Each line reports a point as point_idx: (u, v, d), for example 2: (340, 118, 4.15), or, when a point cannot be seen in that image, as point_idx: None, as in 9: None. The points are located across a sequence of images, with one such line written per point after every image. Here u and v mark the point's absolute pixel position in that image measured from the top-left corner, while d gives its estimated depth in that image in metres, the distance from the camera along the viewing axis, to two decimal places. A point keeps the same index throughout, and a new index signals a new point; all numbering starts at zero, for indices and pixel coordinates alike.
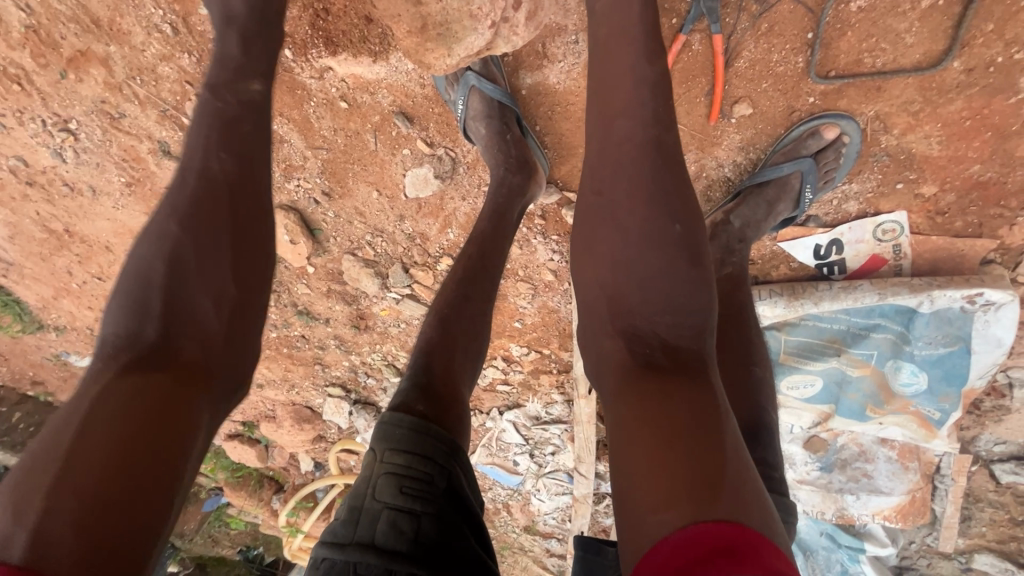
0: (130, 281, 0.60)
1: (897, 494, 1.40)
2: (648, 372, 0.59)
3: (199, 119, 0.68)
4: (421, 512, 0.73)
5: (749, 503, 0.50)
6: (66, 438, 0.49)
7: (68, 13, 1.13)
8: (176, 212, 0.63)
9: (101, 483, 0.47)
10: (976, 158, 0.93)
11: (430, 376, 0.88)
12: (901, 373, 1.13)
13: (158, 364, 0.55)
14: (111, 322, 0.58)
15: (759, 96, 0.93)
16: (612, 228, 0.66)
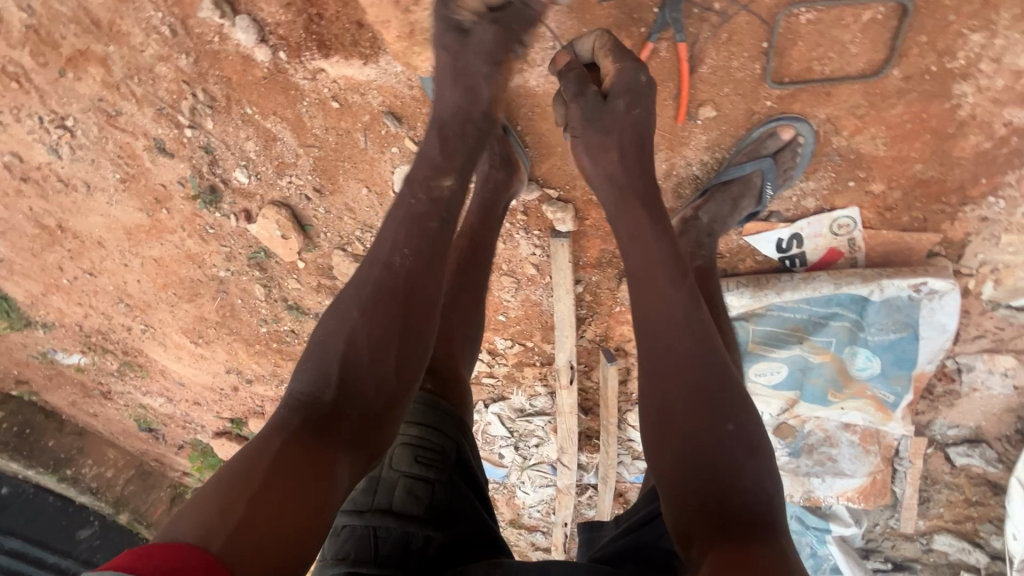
0: (313, 357, 0.69)
1: (860, 476, 1.49)
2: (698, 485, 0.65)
3: (396, 218, 0.79)
4: (433, 479, 0.79)
5: None
6: (254, 470, 0.57)
7: (69, 14, 1.19)
8: (360, 303, 0.72)
9: (274, 531, 0.54)
10: (918, 158, 1.02)
11: (432, 358, 0.93)
12: (858, 358, 1.22)
13: (324, 432, 0.63)
14: (300, 379, 0.68)
15: (721, 100, 1.01)
16: (654, 357, 0.73)
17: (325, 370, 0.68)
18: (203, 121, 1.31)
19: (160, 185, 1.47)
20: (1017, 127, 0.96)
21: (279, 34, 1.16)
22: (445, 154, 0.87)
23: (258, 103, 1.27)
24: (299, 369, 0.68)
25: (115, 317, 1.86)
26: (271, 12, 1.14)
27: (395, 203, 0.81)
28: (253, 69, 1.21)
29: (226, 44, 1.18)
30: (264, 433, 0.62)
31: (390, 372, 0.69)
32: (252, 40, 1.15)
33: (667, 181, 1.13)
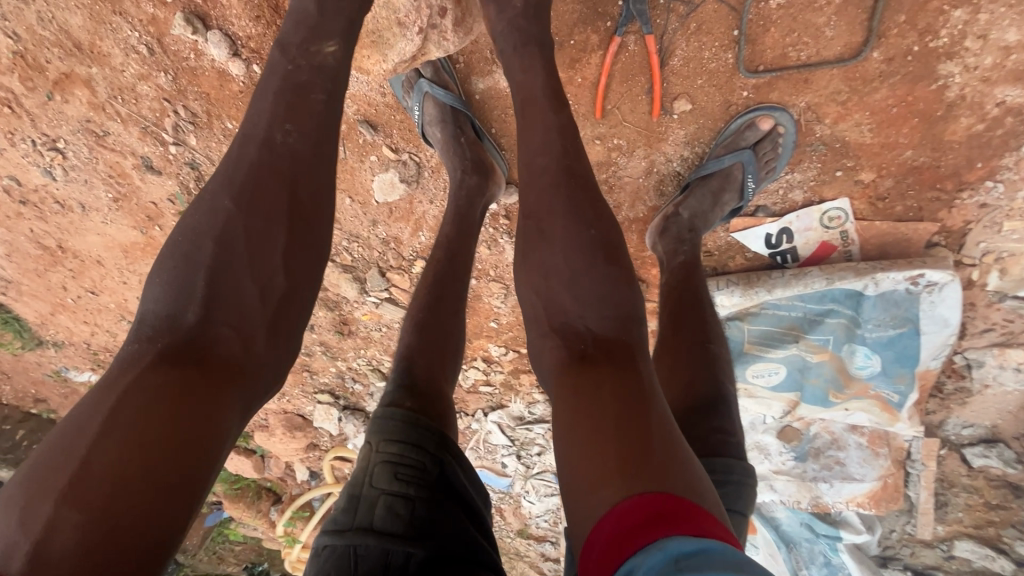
0: (176, 251, 0.61)
1: (870, 480, 1.41)
2: (581, 370, 0.61)
3: (271, 88, 0.68)
4: (415, 496, 0.76)
5: (670, 471, 0.53)
6: (80, 438, 0.48)
7: (52, 38, 1.19)
8: (231, 186, 0.63)
9: (115, 493, 0.46)
10: (908, 144, 0.97)
11: (413, 376, 0.91)
12: (857, 356, 1.16)
13: (191, 356, 0.55)
14: (154, 295, 0.58)
15: (696, 92, 0.98)
16: (541, 250, 0.69)
17: (187, 262, 0.59)
18: (186, 138, 1.33)
19: (151, 203, 1.49)
20: (1011, 107, 0.90)
21: (251, 47, 1.16)
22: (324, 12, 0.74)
23: (237, 117, 1.27)
24: (157, 271, 0.59)
25: (119, 334, 1.90)
26: (242, 25, 1.13)
27: (267, 70, 0.69)
28: (229, 83, 1.21)
29: (202, 60, 1.19)
30: (114, 367, 0.54)
31: (276, 260, 0.62)
32: (226, 54, 1.16)
33: (648, 179, 1.09)
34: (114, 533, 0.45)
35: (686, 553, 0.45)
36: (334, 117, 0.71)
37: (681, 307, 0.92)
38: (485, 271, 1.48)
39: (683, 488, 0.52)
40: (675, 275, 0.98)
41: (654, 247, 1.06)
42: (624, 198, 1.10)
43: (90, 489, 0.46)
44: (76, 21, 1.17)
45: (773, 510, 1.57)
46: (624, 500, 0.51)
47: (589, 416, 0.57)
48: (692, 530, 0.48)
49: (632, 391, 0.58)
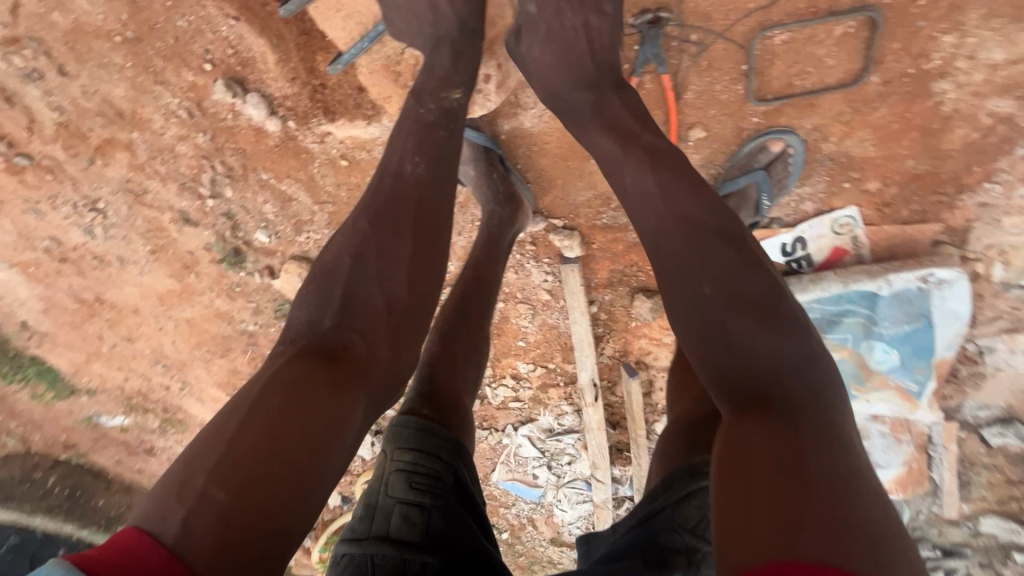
0: (321, 269, 0.68)
1: (895, 466, 1.50)
2: (747, 411, 0.56)
3: (404, 127, 0.77)
4: (430, 505, 0.81)
5: (852, 545, 0.45)
6: (231, 421, 0.54)
7: (95, 109, 1.26)
8: (367, 211, 0.71)
9: (252, 478, 0.51)
10: (909, 154, 1.05)
11: (433, 386, 0.96)
12: (875, 351, 1.23)
13: (328, 356, 0.60)
14: (303, 305, 0.66)
15: (710, 121, 1.06)
16: (680, 293, 0.65)
17: (327, 278, 0.67)
18: (223, 190, 1.40)
19: (188, 252, 1.56)
20: (1002, 116, 0.98)
21: (286, 105, 1.24)
22: (455, 66, 0.86)
23: (273, 168, 1.35)
24: (305, 293, 0.67)
25: (154, 377, 1.95)
26: (278, 86, 1.21)
27: (402, 112, 0.79)
28: (265, 138, 1.29)
29: (240, 119, 1.26)
30: (265, 364, 0.61)
31: (401, 275, 0.68)
32: (263, 113, 1.23)
33: None
34: (244, 516, 0.49)
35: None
36: (453, 150, 0.78)
37: None
38: (511, 293, 1.55)
39: (870, 568, 0.44)
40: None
41: None
42: None
43: (233, 470, 0.51)
44: (118, 92, 1.23)
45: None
46: (787, 561, 0.44)
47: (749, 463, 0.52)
48: None
49: (819, 455, 0.52)
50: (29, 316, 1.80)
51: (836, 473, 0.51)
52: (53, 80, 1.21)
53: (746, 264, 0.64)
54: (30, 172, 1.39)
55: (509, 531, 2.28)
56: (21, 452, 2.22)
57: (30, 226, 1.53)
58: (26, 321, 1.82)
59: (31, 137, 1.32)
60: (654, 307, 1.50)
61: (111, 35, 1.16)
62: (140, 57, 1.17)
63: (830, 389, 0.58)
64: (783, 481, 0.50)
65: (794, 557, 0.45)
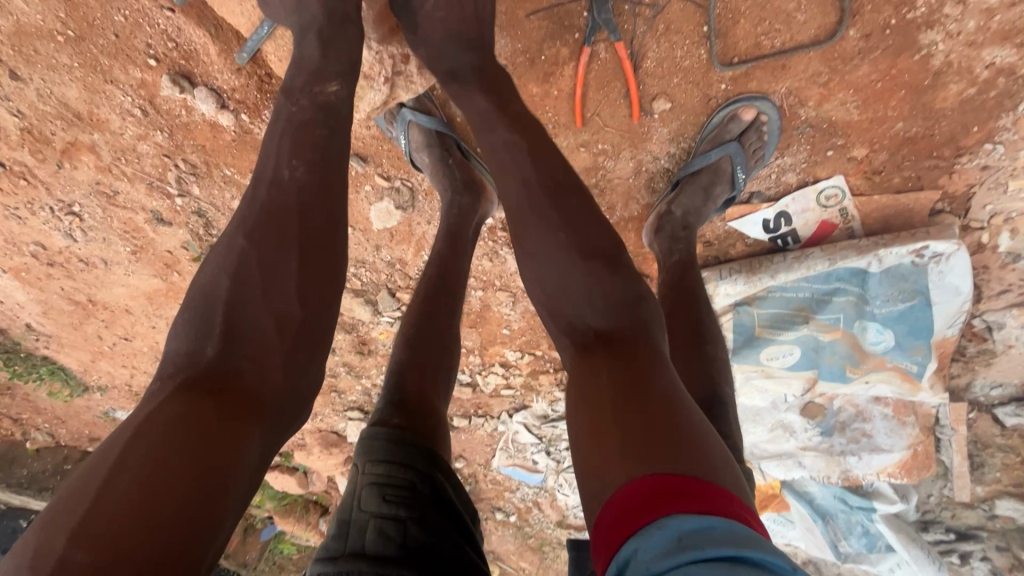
0: (199, 291, 0.65)
1: (899, 450, 1.40)
2: (593, 360, 0.62)
3: (276, 129, 0.71)
4: (404, 517, 0.78)
5: (689, 448, 0.53)
6: (109, 456, 0.52)
7: (53, 112, 1.25)
8: (243, 226, 0.66)
9: (129, 507, 0.49)
10: (897, 116, 0.95)
11: (403, 393, 0.93)
12: (869, 332, 1.15)
13: (213, 385, 0.58)
14: (179, 335, 0.62)
15: (673, 90, 0.98)
16: (533, 253, 0.69)
17: (203, 301, 0.63)
18: (190, 188, 1.38)
19: (167, 251, 1.56)
20: (1001, 67, 0.88)
21: (237, 98, 1.20)
22: (325, 56, 0.77)
23: (235, 163, 1.32)
24: (185, 319, 0.63)
25: None
26: (225, 79, 1.17)
27: (274, 114, 0.73)
28: (222, 133, 1.25)
29: (193, 114, 1.23)
30: (137, 407, 0.57)
31: (290, 290, 0.64)
32: (213, 108, 1.19)
33: (638, 178, 1.10)
34: (121, 544, 0.47)
35: (690, 531, 0.46)
36: (336, 148, 0.72)
37: (679, 304, 0.94)
38: (490, 281, 1.50)
39: (704, 467, 0.52)
40: (673, 275, 0.99)
41: (651, 245, 1.08)
42: (616, 199, 1.13)
43: (110, 504, 0.49)
44: (72, 94, 1.21)
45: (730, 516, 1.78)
46: (644, 471, 0.52)
47: (591, 389, 0.60)
48: (704, 509, 0.48)
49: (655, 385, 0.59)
50: (31, 319, 1.84)
51: (674, 395, 0.59)
52: (9, 86, 1.20)
53: (589, 229, 0.69)
54: (4, 179, 1.40)
55: (515, 514, 2.29)
56: (51, 445, 2.31)
57: (15, 233, 1.55)
58: (30, 324, 1.87)
59: None
60: None
61: (54, 35, 1.11)
62: (85, 56, 1.14)
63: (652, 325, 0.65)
64: (625, 397, 0.58)
65: (646, 469, 0.52)
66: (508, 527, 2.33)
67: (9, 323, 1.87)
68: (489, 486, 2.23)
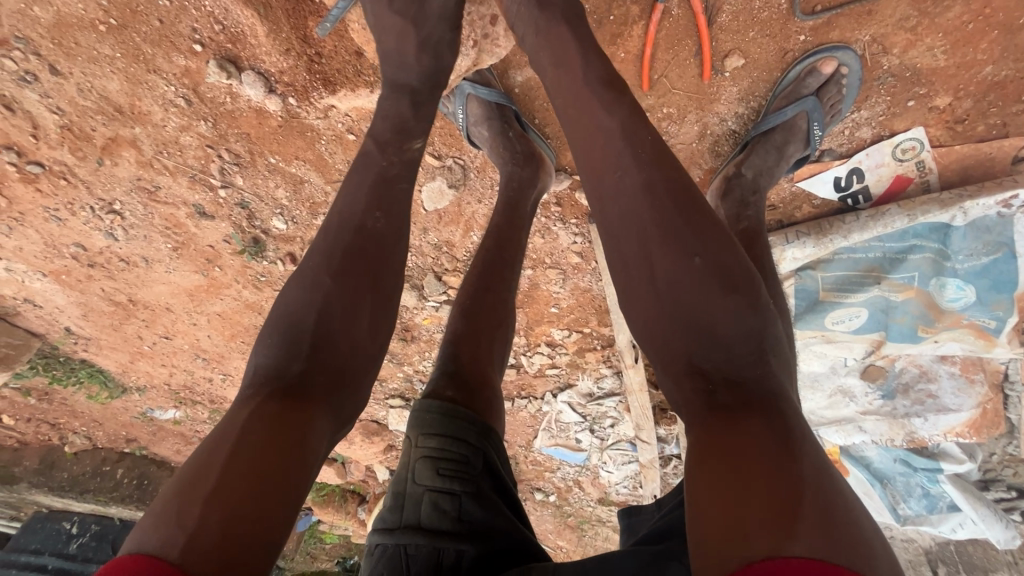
0: (281, 320, 0.62)
1: (967, 410, 1.37)
2: (716, 416, 0.55)
3: (369, 155, 0.74)
4: (460, 492, 0.76)
5: (838, 538, 0.46)
6: (222, 445, 0.52)
7: (94, 107, 1.22)
8: (330, 265, 0.65)
9: (248, 489, 0.50)
10: (987, 59, 0.92)
11: (459, 364, 0.90)
12: (947, 290, 1.11)
13: (301, 398, 0.57)
14: (265, 356, 0.60)
15: (748, 45, 0.95)
16: (647, 286, 0.61)
17: (287, 330, 0.61)
18: (233, 179, 1.35)
19: (208, 246, 1.53)
20: None
21: (284, 81, 1.17)
22: (416, 115, 0.79)
23: (280, 151, 1.29)
24: (268, 339, 0.61)
25: (197, 371, 1.99)
26: (272, 61, 1.13)
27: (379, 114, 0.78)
28: (267, 119, 1.22)
29: (238, 101, 1.19)
30: (231, 410, 0.57)
31: (364, 330, 0.64)
32: (261, 92, 1.16)
33: (703, 143, 1.07)
34: (240, 524, 0.48)
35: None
36: (406, 170, 0.74)
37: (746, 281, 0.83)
38: (539, 259, 1.47)
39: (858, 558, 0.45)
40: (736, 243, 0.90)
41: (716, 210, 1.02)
42: None
43: (229, 488, 0.49)
44: (113, 86, 1.18)
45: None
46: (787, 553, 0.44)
47: (714, 437, 0.54)
48: None
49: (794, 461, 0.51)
50: (71, 322, 1.84)
51: (815, 472, 0.51)
52: (48, 81, 1.17)
53: (722, 267, 0.60)
54: (44, 181, 1.38)
55: (556, 493, 2.30)
56: (89, 448, 2.33)
57: (55, 235, 1.53)
58: (70, 328, 1.86)
59: (38, 143, 1.30)
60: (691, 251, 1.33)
61: (96, 25, 1.08)
62: (128, 45, 1.11)
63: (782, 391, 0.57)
64: (761, 463, 0.51)
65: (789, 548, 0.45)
66: (548, 506, 2.35)
67: (48, 327, 1.86)
68: (530, 467, 2.24)
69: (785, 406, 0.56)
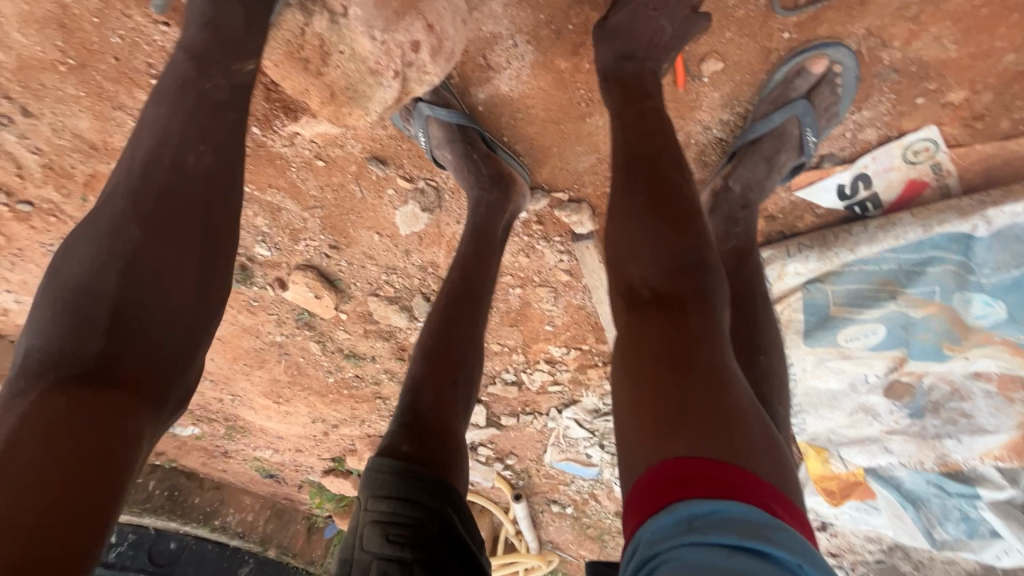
0: (74, 287, 0.60)
1: (1006, 431, 1.25)
2: (647, 322, 0.63)
3: (169, 96, 0.69)
4: (410, 560, 0.73)
5: (720, 433, 0.53)
6: (4, 439, 0.50)
7: (70, 145, 1.22)
8: (137, 214, 0.63)
9: (42, 473, 0.48)
10: (1007, 47, 0.80)
11: (418, 415, 0.86)
12: (973, 306, 0.99)
13: (101, 381, 0.55)
14: (55, 330, 0.58)
15: (726, 46, 0.86)
16: (614, 220, 0.72)
17: (81, 291, 0.60)
18: None
19: None
20: None
21: None
22: (249, 32, 0.74)
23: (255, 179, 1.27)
24: (60, 305, 0.59)
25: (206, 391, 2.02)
26: None
27: (167, 72, 0.71)
28: None
29: None
30: (11, 401, 0.53)
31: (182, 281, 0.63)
32: None
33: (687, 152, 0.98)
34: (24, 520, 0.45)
35: (702, 516, 0.47)
36: (233, 120, 0.72)
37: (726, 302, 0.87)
38: (528, 277, 1.40)
39: (732, 451, 0.52)
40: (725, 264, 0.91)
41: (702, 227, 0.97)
42: None
43: (21, 474, 0.48)
44: (84, 125, 1.17)
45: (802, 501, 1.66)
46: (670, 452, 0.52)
47: (640, 363, 0.60)
48: (719, 494, 0.49)
49: (704, 360, 0.58)
50: None
51: (718, 371, 0.58)
52: (23, 123, 1.18)
53: (667, 200, 0.69)
54: (36, 218, 1.40)
55: (572, 506, 2.24)
56: None
57: None
58: None
59: (25, 183, 1.32)
60: None
61: (56, 65, 1.05)
62: (90, 84, 1.08)
63: (713, 301, 0.64)
64: (668, 367, 0.58)
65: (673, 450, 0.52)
66: (565, 518, 2.29)
67: None
68: (542, 481, 2.18)
69: (704, 314, 0.62)
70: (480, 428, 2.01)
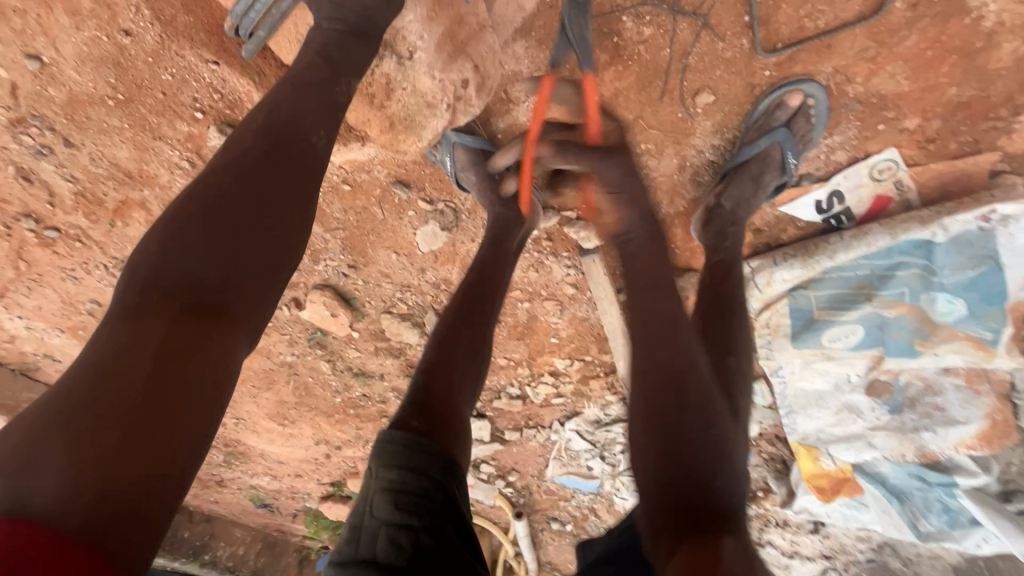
0: (185, 210, 0.61)
1: (976, 421, 1.36)
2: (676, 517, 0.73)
3: (296, 71, 0.75)
4: (418, 526, 0.76)
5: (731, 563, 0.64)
6: (126, 362, 0.51)
7: (106, 173, 1.29)
8: (252, 159, 0.66)
9: (167, 385, 0.51)
10: (950, 82, 0.95)
11: (428, 393, 0.93)
12: (938, 303, 1.11)
13: (213, 305, 0.58)
14: (165, 249, 0.59)
15: (717, 82, 1.00)
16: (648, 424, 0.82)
17: (204, 224, 0.61)
18: None
19: None
20: None
21: None
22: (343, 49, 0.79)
23: None
24: (182, 235, 0.59)
25: None
26: None
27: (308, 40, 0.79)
28: None
29: None
30: (127, 311, 0.55)
31: (275, 231, 0.65)
32: None
33: (683, 174, 1.13)
34: (144, 454, 0.48)
35: None
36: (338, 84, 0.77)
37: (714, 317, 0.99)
38: (536, 291, 1.50)
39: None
40: (714, 274, 1.05)
41: (698, 237, 1.12)
42: (663, 197, 1.16)
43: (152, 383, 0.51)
44: (123, 154, 1.25)
45: (796, 502, 1.71)
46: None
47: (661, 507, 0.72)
48: None
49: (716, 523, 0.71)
50: None
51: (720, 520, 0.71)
52: (63, 153, 1.25)
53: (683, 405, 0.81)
54: (61, 243, 1.45)
55: (572, 522, 2.28)
56: None
57: (71, 292, 1.59)
58: None
59: (55, 210, 1.38)
60: (688, 287, 1.28)
61: (105, 100, 1.14)
62: (135, 116, 1.17)
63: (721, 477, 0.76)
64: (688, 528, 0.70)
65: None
66: (565, 535, 2.32)
67: None
68: (543, 497, 2.23)
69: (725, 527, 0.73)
70: (484, 443, 2.06)
